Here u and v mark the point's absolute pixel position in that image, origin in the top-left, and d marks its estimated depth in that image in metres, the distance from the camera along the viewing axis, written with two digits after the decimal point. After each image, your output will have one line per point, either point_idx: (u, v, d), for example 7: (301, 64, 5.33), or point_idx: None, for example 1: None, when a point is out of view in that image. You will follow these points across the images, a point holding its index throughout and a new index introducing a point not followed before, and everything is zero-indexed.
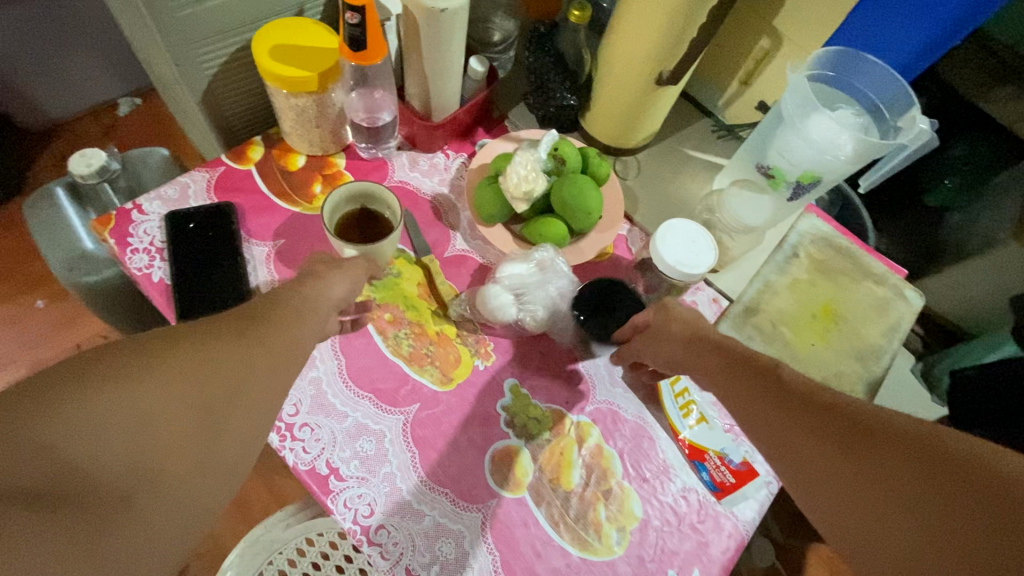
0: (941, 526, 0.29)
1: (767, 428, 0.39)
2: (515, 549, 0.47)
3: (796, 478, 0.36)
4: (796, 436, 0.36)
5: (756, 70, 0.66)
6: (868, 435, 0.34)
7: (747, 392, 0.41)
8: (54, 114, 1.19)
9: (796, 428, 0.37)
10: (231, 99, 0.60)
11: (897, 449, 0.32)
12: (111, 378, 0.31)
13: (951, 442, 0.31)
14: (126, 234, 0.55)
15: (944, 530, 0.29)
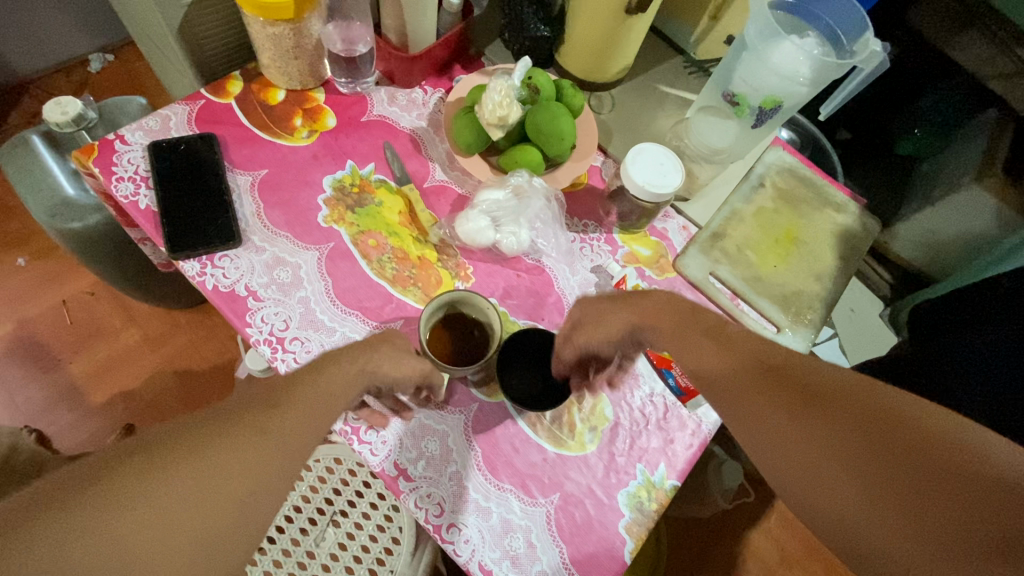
0: (884, 480, 0.33)
1: (722, 393, 0.41)
2: (495, 446, 0.51)
3: (756, 439, 0.38)
4: (751, 400, 0.39)
5: (725, 3, 0.69)
6: (823, 404, 0.36)
7: (694, 352, 0.43)
8: (25, 71, 1.16)
9: (761, 396, 0.38)
10: (208, 34, 0.61)
11: (845, 409, 0.36)
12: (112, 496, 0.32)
13: (884, 405, 0.35)
14: (111, 164, 0.56)
15: (899, 490, 0.32)
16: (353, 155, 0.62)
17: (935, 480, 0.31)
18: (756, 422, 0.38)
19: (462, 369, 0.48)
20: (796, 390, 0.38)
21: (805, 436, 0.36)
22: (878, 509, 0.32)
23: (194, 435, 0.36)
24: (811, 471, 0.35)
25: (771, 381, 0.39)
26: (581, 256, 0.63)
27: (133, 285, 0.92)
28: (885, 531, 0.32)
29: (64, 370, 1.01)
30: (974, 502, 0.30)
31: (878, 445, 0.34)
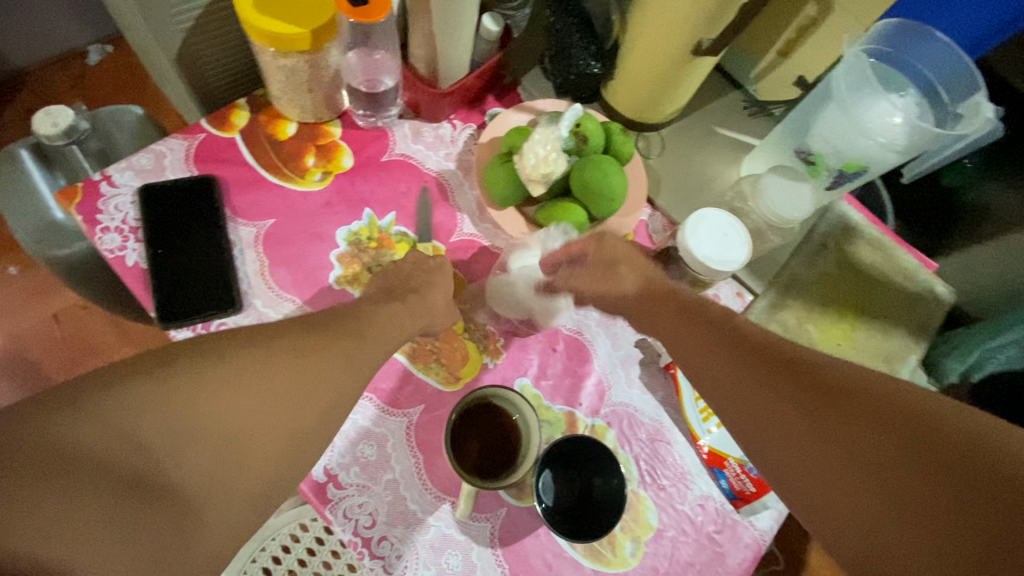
0: (895, 480, 0.28)
1: (728, 384, 0.38)
2: (525, 560, 0.45)
3: (751, 430, 0.35)
4: (753, 387, 0.36)
5: (798, 38, 0.59)
6: (833, 397, 0.32)
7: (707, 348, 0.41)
8: (19, 63, 1.08)
9: (772, 393, 0.35)
10: (210, 58, 0.53)
11: (859, 405, 0.31)
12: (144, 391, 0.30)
13: (907, 403, 0.30)
14: (95, 210, 0.49)
15: (914, 495, 0.27)
16: (371, 202, 0.55)
17: (957, 488, 0.27)
18: (762, 421, 0.35)
19: (495, 485, 0.43)
20: (809, 386, 0.33)
21: (807, 431, 0.32)
22: (894, 519, 0.28)
23: (254, 345, 0.36)
24: (817, 477, 0.31)
25: (779, 374, 0.35)
26: (625, 326, 0.55)
27: (127, 308, 0.85)
28: (889, 536, 0.28)
29: None
30: (1006, 521, 0.25)
31: (893, 443, 0.29)
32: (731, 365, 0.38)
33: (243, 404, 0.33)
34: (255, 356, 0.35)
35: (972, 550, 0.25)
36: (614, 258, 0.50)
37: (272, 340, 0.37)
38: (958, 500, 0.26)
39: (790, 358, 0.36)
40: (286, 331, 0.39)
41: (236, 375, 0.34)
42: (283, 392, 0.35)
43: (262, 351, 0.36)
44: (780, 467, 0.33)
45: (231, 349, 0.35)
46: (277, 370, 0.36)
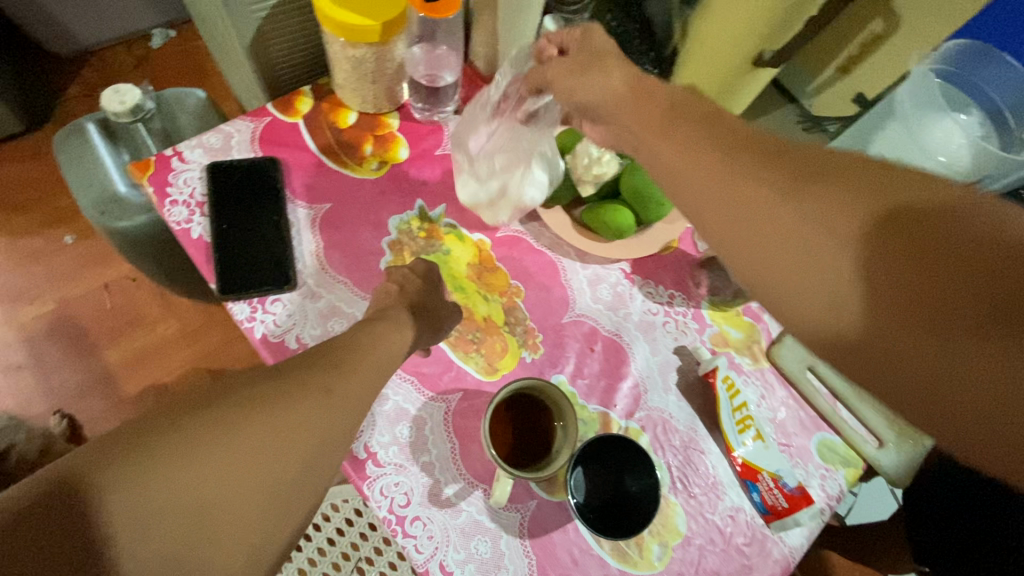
0: (871, 254, 0.27)
1: (699, 184, 0.31)
2: (553, 554, 0.45)
3: (722, 231, 0.31)
4: (733, 177, 0.30)
5: (860, 55, 0.58)
6: (818, 174, 0.29)
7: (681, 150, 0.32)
8: (88, 42, 1.14)
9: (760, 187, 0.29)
10: (281, 47, 0.55)
11: (842, 177, 0.28)
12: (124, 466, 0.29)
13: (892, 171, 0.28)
14: (166, 183, 0.51)
15: (892, 268, 0.27)
16: (423, 193, 0.56)
17: (938, 251, 0.26)
18: (734, 211, 0.30)
19: (531, 475, 0.43)
20: (789, 164, 0.30)
21: (797, 226, 0.28)
22: (867, 292, 0.27)
23: (203, 408, 0.32)
24: (788, 254, 0.29)
25: (763, 166, 0.30)
26: (664, 333, 0.55)
27: (175, 282, 0.89)
28: (860, 310, 0.27)
29: (99, 357, 1.00)
30: (985, 277, 0.25)
31: (885, 222, 0.27)
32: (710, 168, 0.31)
33: (203, 481, 0.30)
34: (205, 422, 0.32)
35: (945, 309, 0.25)
36: (601, 52, 0.43)
37: (227, 395, 0.34)
38: (939, 265, 0.26)
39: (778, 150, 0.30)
40: (241, 384, 0.35)
41: (187, 450, 0.30)
42: (251, 450, 0.32)
43: (214, 415, 0.32)
44: (741, 250, 0.30)
45: (174, 425, 0.31)
46: (236, 429, 0.32)
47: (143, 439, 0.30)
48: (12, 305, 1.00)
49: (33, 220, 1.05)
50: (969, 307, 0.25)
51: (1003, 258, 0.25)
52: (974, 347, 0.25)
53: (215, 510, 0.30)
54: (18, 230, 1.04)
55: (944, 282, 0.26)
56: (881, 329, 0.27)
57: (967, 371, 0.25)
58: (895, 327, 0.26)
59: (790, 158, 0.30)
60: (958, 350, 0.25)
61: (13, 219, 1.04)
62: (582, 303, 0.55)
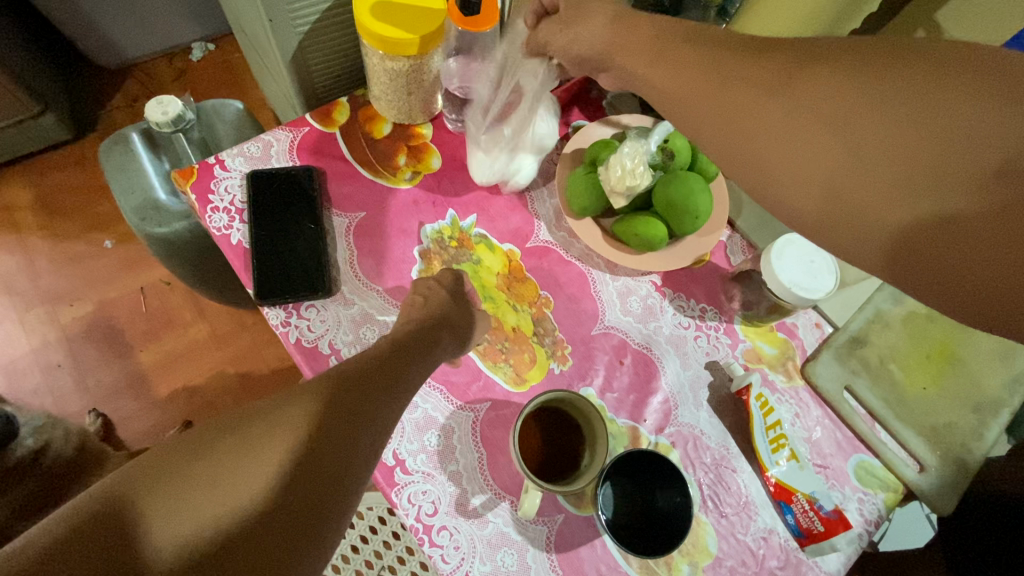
0: (859, 129, 0.30)
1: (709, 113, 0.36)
2: (580, 569, 0.45)
3: (738, 137, 0.35)
4: (738, 89, 0.34)
5: None
6: (808, 64, 0.32)
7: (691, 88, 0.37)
8: (133, 56, 1.19)
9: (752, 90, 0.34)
10: (320, 60, 0.57)
11: (829, 63, 0.31)
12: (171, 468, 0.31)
13: (880, 48, 0.30)
14: (207, 191, 0.53)
15: (879, 136, 0.29)
16: (455, 203, 0.57)
17: (923, 114, 0.28)
18: (744, 118, 0.34)
19: (558, 489, 0.42)
20: (781, 65, 0.33)
21: (791, 120, 0.32)
22: (857, 162, 0.30)
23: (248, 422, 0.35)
24: (789, 143, 0.32)
25: (752, 71, 0.34)
26: (695, 348, 0.54)
27: (208, 285, 0.92)
28: (854, 180, 0.30)
29: (133, 357, 1.03)
30: (966, 126, 0.27)
31: (871, 84, 0.30)
32: (708, 86, 0.36)
33: (232, 504, 0.31)
34: (234, 447, 0.33)
35: (934, 166, 0.28)
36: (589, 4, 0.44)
37: (259, 414, 0.35)
38: (925, 126, 0.28)
39: (771, 51, 0.34)
40: (261, 407, 0.36)
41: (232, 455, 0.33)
42: (283, 463, 0.33)
43: (241, 439, 0.33)
44: (751, 151, 0.34)
45: (200, 453, 0.32)
46: (259, 451, 0.33)
47: (170, 469, 0.31)
48: (53, 306, 1.04)
49: (76, 224, 1.09)
50: (960, 158, 0.27)
51: (1002, 100, 0.27)
52: (960, 194, 0.27)
53: (251, 530, 0.31)
54: (61, 234, 1.08)
55: (932, 139, 0.28)
56: (875, 191, 0.29)
57: (960, 224, 0.27)
58: (883, 181, 0.29)
59: (786, 57, 0.33)
60: (944, 189, 0.28)
61: (57, 222, 1.09)
62: (611, 315, 0.55)
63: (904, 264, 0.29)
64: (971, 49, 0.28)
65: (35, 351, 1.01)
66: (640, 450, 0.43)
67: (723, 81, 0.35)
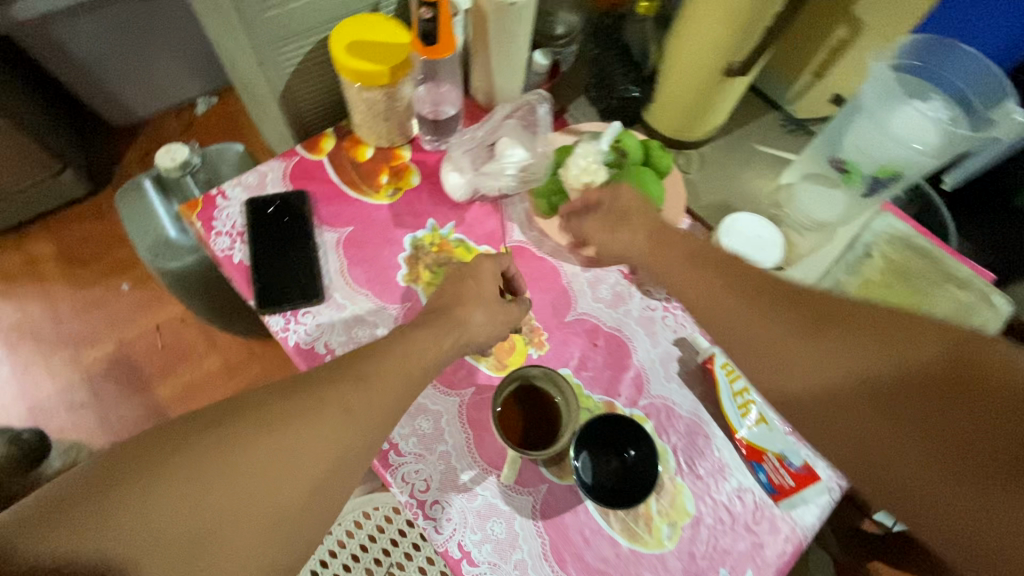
0: (889, 399, 0.34)
1: (738, 322, 0.41)
2: (565, 535, 0.48)
3: (771, 372, 0.39)
4: (771, 324, 0.39)
5: (831, 59, 0.63)
6: (832, 325, 0.37)
7: (710, 285, 0.43)
8: (142, 112, 1.29)
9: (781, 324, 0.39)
10: (306, 96, 0.64)
11: (862, 339, 0.36)
12: (155, 458, 0.34)
13: (915, 332, 0.34)
14: (212, 218, 0.59)
15: (906, 412, 0.33)
16: (434, 213, 0.62)
17: (954, 404, 0.32)
18: (778, 358, 0.39)
19: (537, 455, 0.46)
20: (814, 316, 0.38)
21: (825, 369, 0.37)
22: (893, 425, 0.34)
23: (232, 419, 0.37)
24: (824, 398, 0.37)
25: (782, 306, 0.39)
26: (664, 327, 0.58)
27: (219, 317, 0.98)
28: (888, 443, 0.34)
29: (152, 392, 1.08)
30: (1000, 422, 0.31)
31: (897, 362, 0.34)
32: (736, 301, 0.41)
33: (200, 498, 0.34)
34: (214, 442, 0.36)
35: (970, 457, 0.31)
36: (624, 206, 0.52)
37: (248, 409, 0.38)
38: (953, 412, 0.32)
39: (810, 295, 0.39)
40: (240, 403, 0.39)
41: (214, 450, 0.36)
42: (259, 465, 0.36)
43: (223, 435, 0.36)
44: (788, 388, 0.39)
45: (170, 453, 0.35)
46: (232, 447, 0.36)
47: (137, 470, 0.34)
48: (75, 349, 1.10)
49: (94, 272, 1.16)
50: (986, 448, 0.31)
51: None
52: (999, 491, 0.30)
53: (219, 526, 0.34)
54: (81, 282, 1.15)
55: (964, 419, 0.32)
56: (893, 442, 0.34)
57: (993, 515, 0.30)
58: (917, 453, 0.33)
59: (822, 311, 0.38)
60: (976, 482, 0.31)
61: (77, 271, 1.16)
62: (584, 303, 0.59)
63: (927, 526, 0.33)
64: (981, 343, 0.32)
65: (60, 393, 1.07)
66: (604, 417, 0.47)
67: (749, 298, 0.40)
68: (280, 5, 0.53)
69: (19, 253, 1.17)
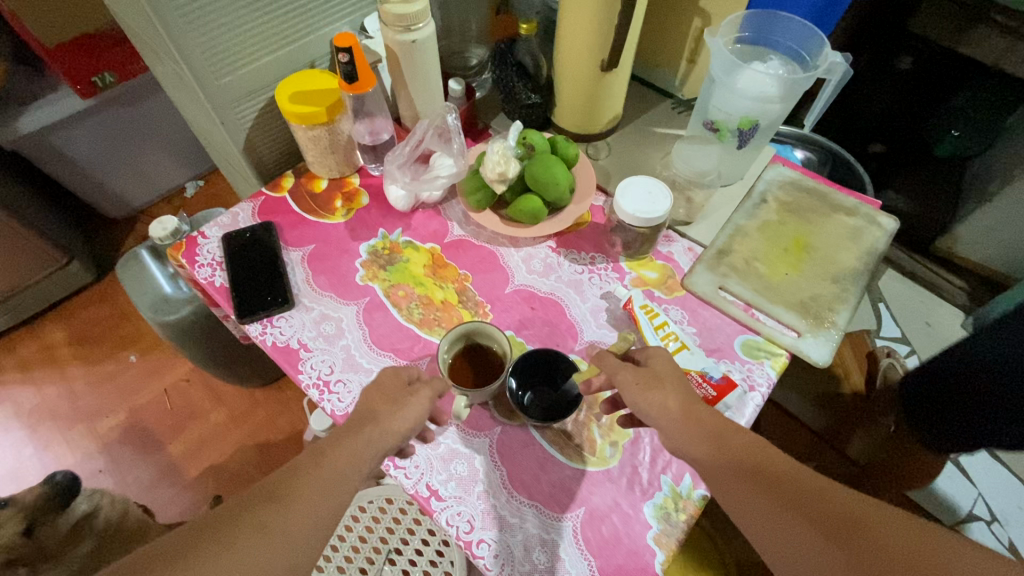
0: None
1: (746, 503, 0.42)
2: (520, 466, 0.55)
3: (773, 549, 0.40)
4: (782, 511, 0.40)
5: (698, 46, 0.76)
6: (845, 531, 0.38)
7: (708, 455, 0.46)
8: (138, 203, 1.43)
9: (748, 484, 0.42)
10: (266, 146, 0.76)
11: (873, 547, 0.36)
12: None
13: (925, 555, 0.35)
14: (195, 255, 0.69)
15: None
16: (384, 224, 0.72)
17: None
18: (781, 537, 0.39)
19: (478, 392, 0.54)
20: (829, 516, 0.39)
21: (825, 563, 0.37)
22: None
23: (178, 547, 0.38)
24: None
25: (796, 494, 0.41)
26: (591, 286, 0.67)
27: (219, 365, 1.07)
28: None
29: (165, 451, 1.16)
30: None
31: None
32: (745, 476, 0.43)
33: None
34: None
35: None
36: None
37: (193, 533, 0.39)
38: None
39: (823, 492, 0.40)
40: (151, 555, 0.37)
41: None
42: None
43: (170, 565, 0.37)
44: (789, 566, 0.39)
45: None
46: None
47: None
48: (91, 421, 1.18)
49: (105, 349, 1.27)
50: None
51: None
52: None
53: None
54: (93, 360, 1.25)
55: None
56: None
57: None
58: None
59: (835, 512, 0.39)
60: None
61: (91, 350, 1.26)
62: (520, 276, 0.68)
63: None
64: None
65: (79, 463, 1.14)
66: (536, 353, 0.57)
67: (758, 471, 0.43)
68: (233, 72, 0.66)
69: (34, 343, 1.27)
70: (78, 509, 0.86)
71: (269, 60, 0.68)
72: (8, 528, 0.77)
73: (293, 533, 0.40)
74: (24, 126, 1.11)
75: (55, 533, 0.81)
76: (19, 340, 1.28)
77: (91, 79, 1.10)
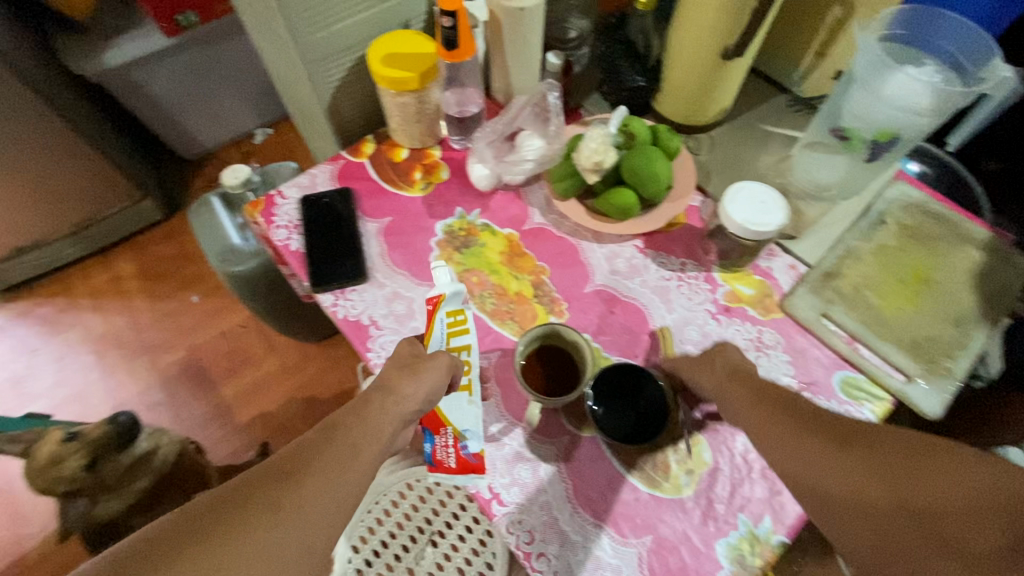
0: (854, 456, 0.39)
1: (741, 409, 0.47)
2: (587, 480, 0.52)
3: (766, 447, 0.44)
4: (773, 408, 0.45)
5: (831, 38, 0.68)
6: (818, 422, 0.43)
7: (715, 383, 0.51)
8: (209, 145, 1.44)
9: (769, 421, 0.44)
10: (350, 108, 0.73)
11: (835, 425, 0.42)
12: (236, 509, 0.36)
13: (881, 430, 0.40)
14: (272, 215, 0.68)
15: (867, 473, 0.37)
16: (461, 203, 0.69)
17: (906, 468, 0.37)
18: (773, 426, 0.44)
19: (552, 400, 0.52)
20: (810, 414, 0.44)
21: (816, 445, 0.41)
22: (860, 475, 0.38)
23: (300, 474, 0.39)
24: (811, 454, 0.40)
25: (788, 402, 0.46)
26: (679, 295, 0.62)
27: (278, 318, 1.08)
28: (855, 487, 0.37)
29: (218, 392, 1.20)
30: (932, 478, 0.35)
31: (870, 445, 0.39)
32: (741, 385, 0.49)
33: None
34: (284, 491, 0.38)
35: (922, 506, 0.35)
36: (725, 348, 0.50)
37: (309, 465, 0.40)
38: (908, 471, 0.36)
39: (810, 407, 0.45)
40: (118, 565, 0.32)
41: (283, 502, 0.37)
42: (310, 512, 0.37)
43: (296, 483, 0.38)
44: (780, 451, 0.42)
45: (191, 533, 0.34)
46: (244, 528, 0.35)
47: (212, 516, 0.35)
48: (153, 356, 1.23)
49: (169, 286, 1.30)
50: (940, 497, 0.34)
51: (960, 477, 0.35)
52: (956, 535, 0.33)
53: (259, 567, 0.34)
54: (156, 296, 1.29)
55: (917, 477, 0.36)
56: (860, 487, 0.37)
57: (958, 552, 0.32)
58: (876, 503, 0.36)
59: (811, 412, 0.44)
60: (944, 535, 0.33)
61: (154, 286, 1.31)
62: (601, 276, 0.64)
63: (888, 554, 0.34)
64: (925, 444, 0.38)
65: (140, 393, 1.19)
66: (621, 369, 0.53)
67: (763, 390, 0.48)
68: (327, 27, 0.62)
69: (106, 271, 1.32)
70: (137, 448, 0.89)
71: (364, 16, 0.64)
72: (73, 462, 0.82)
73: (291, 548, 0.36)
74: (110, 60, 1.11)
75: (115, 470, 0.86)
76: (93, 269, 1.33)
77: (175, 17, 1.09)
